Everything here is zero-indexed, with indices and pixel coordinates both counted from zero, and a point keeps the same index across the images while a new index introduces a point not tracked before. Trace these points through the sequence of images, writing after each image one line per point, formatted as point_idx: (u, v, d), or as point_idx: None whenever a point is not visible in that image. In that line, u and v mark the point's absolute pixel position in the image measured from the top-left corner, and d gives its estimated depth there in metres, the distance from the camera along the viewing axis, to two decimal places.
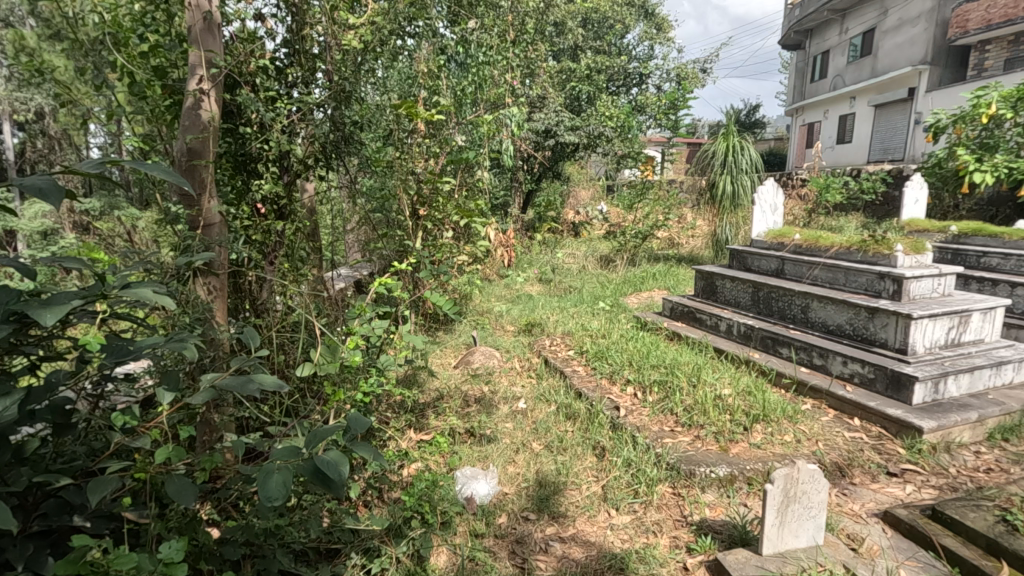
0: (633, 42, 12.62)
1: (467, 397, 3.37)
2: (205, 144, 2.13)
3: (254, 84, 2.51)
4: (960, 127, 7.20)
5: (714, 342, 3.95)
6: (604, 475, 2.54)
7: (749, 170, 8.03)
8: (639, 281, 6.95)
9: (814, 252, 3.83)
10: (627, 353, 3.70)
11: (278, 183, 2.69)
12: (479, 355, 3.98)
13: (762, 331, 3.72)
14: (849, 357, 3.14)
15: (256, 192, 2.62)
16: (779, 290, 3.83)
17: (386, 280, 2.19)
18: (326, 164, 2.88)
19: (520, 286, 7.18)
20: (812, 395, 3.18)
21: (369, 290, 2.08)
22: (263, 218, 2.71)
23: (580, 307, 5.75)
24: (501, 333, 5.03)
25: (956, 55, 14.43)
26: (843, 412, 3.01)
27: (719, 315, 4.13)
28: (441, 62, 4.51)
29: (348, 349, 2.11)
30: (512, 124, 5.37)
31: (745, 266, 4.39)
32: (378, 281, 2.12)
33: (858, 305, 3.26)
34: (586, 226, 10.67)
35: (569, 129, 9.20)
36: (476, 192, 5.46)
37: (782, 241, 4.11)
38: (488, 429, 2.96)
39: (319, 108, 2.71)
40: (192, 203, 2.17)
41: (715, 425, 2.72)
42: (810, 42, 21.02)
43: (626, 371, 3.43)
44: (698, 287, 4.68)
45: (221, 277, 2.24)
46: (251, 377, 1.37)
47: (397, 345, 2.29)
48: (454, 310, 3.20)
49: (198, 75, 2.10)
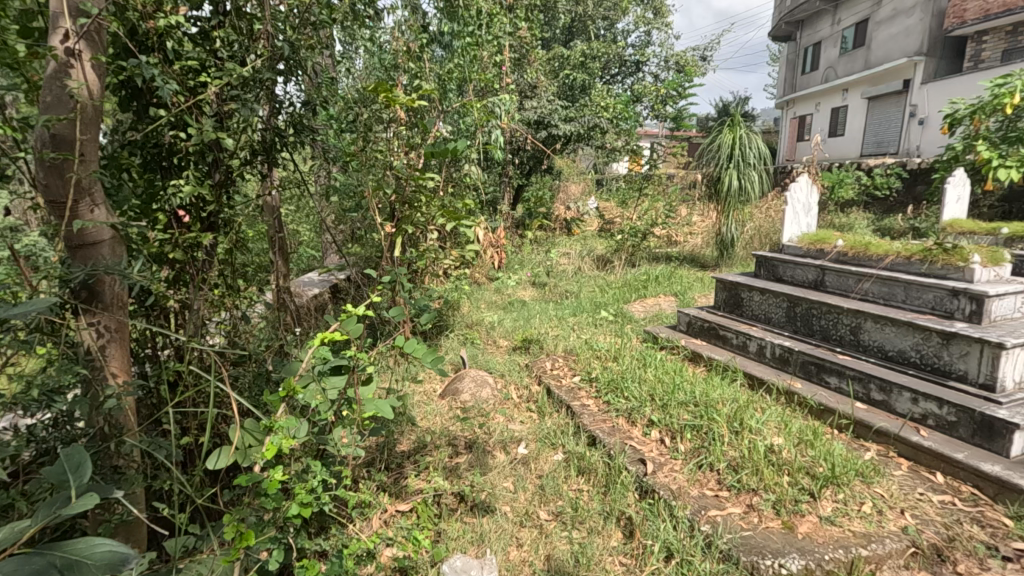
0: (628, 27, 12.01)
1: (456, 443, 2.79)
2: (76, 130, 1.46)
3: (167, 50, 1.86)
4: (979, 119, 6.66)
5: (744, 367, 3.38)
6: (637, 568, 1.96)
7: (757, 165, 7.44)
8: (642, 286, 6.37)
9: (863, 261, 3.26)
10: (647, 383, 3.11)
11: (205, 183, 2.02)
12: (469, 383, 3.40)
13: (804, 355, 3.14)
14: (921, 394, 2.58)
15: (173, 196, 1.94)
16: (821, 306, 3.26)
17: (334, 335, 1.48)
18: (272, 160, 2.23)
19: (512, 291, 6.57)
20: (874, 438, 2.62)
21: (315, 344, 1.43)
22: (184, 230, 2.04)
23: (580, 317, 5.15)
24: (492, 350, 4.42)
25: (951, 47, 14.06)
26: (919, 464, 2.44)
27: (748, 334, 3.55)
28: (423, 41, 4.04)
29: (281, 433, 1.45)
30: (503, 111, 4.75)
31: (775, 275, 3.81)
32: (318, 339, 1.41)
33: (928, 328, 2.70)
34: (578, 223, 10.11)
35: (563, 120, 8.61)
36: (464, 190, 4.84)
37: (821, 248, 3.53)
38: (484, 493, 2.37)
39: (258, 84, 2.05)
40: (62, 213, 1.51)
41: (774, 493, 2.13)
42: (801, 33, 20.56)
43: (647, 409, 2.85)
44: (718, 298, 4.10)
45: (115, 313, 1.63)
46: (43, 552, 0.77)
47: (359, 415, 1.64)
48: (441, 367, 2.09)
49: (61, 28, 1.42)
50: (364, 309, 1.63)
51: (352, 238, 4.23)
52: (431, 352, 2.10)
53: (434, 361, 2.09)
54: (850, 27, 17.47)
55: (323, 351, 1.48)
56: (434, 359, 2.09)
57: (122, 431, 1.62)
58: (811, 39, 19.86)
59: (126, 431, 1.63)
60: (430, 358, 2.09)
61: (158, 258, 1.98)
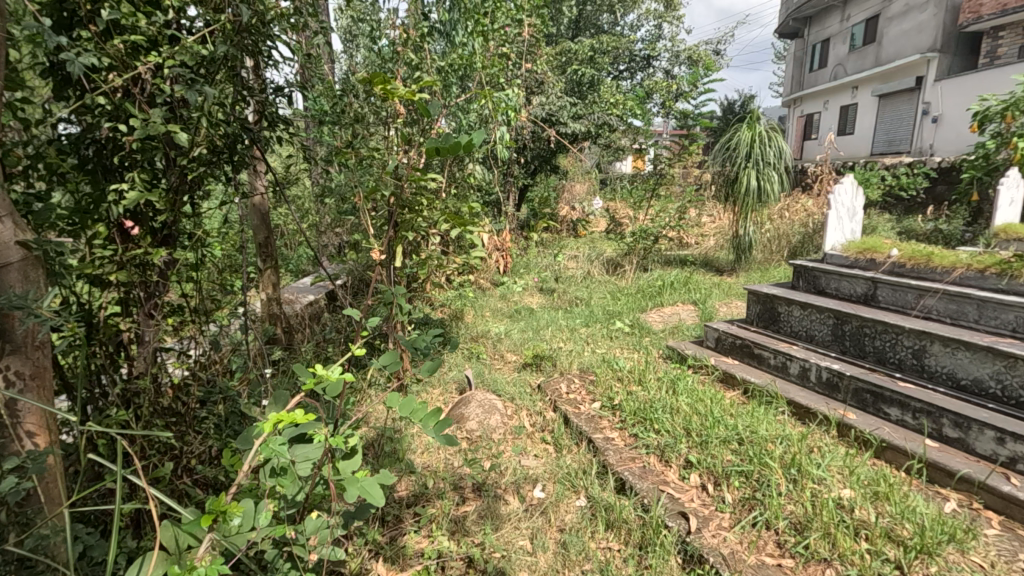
0: (637, 21, 11.62)
1: (463, 486, 2.42)
2: None
3: (104, 22, 1.47)
4: (1011, 115, 6.23)
5: (786, 392, 2.98)
6: None
7: (777, 164, 7.01)
8: (657, 292, 5.98)
9: (923, 274, 2.88)
10: (680, 413, 2.74)
11: (156, 189, 1.63)
12: (476, 409, 3.02)
13: (858, 382, 2.75)
14: (1008, 435, 2.19)
15: (114, 204, 1.56)
16: (876, 325, 2.87)
17: (293, 415, 1.06)
18: (239, 161, 1.84)
19: (518, 297, 6.20)
20: (955, 486, 2.22)
21: (268, 428, 1.03)
22: (131, 246, 1.66)
23: (594, 328, 4.77)
24: (499, 366, 4.03)
25: (966, 43, 13.58)
26: (1012, 520, 2.05)
27: (788, 354, 3.15)
28: (424, 30, 3.66)
29: (221, 543, 1.04)
30: (510, 105, 4.36)
31: (816, 287, 3.42)
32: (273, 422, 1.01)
33: (1012, 354, 2.32)
34: (585, 223, 9.73)
35: (570, 118, 8.25)
36: (467, 191, 4.45)
37: (873, 257, 3.15)
38: (497, 557, 2.00)
39: (221, 65, 1.67)
40: None
41: (854, 566, 1.75)
42: (809, 30, 20.12)
43: (684, 446, 2.47)
44: (750, 312, 3.70)
45: (33, 356, 1.27)
46: None
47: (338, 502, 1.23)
48: (448, 436, 1.45)
49: None
50: (342, 364, 1.23)
51: (347, 245, 3.85)
52: (433, 413, 1.45)
53: (438, 427, 1.44)
54: (859, 24, 17.07)
55: (275, 442, 1.09)
56: (438, 424, 1.44)
57: (55, 505, 1.28)
58: (820, 35, 19.40)
59: (58, 504, 1.29)
60: (432, 423, 1.45)
61: (96, 280, 1.61)
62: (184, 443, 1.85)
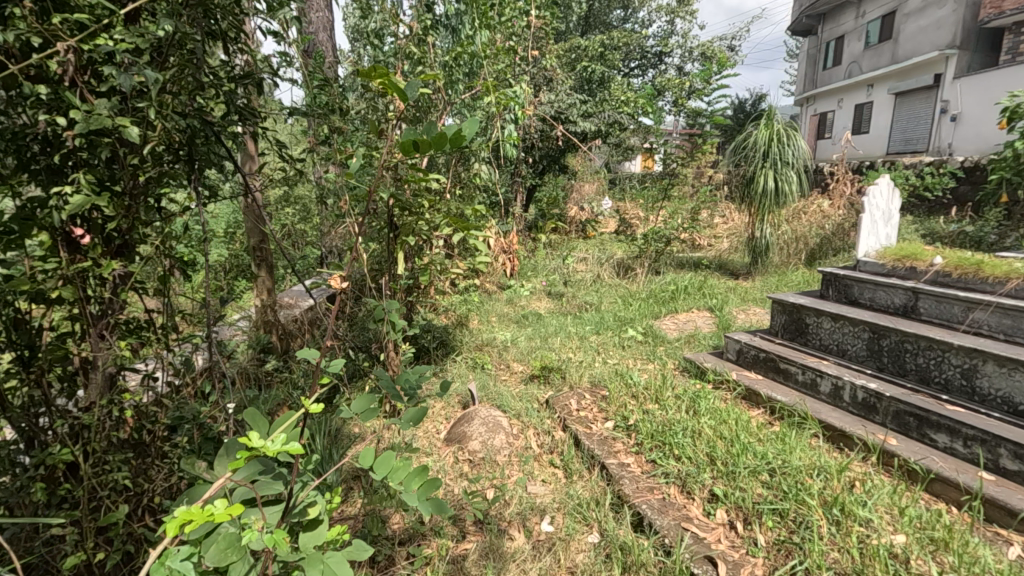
0: (649, 18, 11.35)
1: (462, 518, 2.19)
2: None
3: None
4: None
5: (818, 413, 2.72)
6: None
7: (795, 164, 6.68)
8: (670, 298, 5.72)
9: (972, 285, 2.62)
10: (702, 436, 2.50)
11: (108, 191, 1.41)
12: (480, 427, 2.81)
13: (899, 404, 2.49)
14: None
15: (56, 208, 1.32)
16: (918, 341, 2.61)
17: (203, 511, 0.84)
18: (208, 160, 1.63)
19: (525, 302, 5.96)
20: (1017, 527, 1.95)
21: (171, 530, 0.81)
22: (80, 257, 1.44)
23: (605, 336, 4.52)
24: (504, 377, 3.80)
25: (986, 39, 13.15)
26: None
27: (819, 370, 2.89)
28: (426, 21, 3.44)
29: None
30: (518, 101, 4.12)
31: (849, 297, 3.16)
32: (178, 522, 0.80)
33: None
34: (595, 224, 9.47)
35: (580, 116, 8.01)
36: (471, 191, 4.22)
37: (913, 265, 2.89)
38: None
39: (183, 51, 1.46)
40: None
41: None
42: (823, 27, 19.74)
43: (708, 476, 2.24)
44: (775, 323, 3.44)
45: None
46: None
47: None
48: (437, 502, 1.22)
49: None
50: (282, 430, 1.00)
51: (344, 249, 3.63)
52: (419, 473, 1.23)
53: (424, 491, 1.22)
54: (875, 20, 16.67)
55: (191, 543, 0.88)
56: (425, 486, 1.23)
57: None
58: (835, 32, 19.00)
59: None
60: (417, 484, 1.23)
61: (39, 297, 1.39)
62: (145, 480, 1.64)
